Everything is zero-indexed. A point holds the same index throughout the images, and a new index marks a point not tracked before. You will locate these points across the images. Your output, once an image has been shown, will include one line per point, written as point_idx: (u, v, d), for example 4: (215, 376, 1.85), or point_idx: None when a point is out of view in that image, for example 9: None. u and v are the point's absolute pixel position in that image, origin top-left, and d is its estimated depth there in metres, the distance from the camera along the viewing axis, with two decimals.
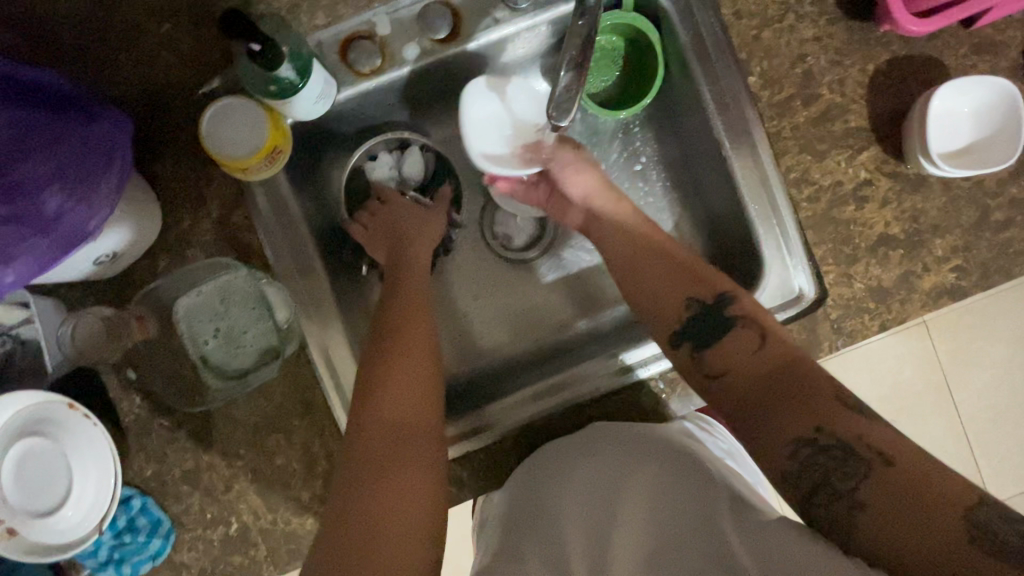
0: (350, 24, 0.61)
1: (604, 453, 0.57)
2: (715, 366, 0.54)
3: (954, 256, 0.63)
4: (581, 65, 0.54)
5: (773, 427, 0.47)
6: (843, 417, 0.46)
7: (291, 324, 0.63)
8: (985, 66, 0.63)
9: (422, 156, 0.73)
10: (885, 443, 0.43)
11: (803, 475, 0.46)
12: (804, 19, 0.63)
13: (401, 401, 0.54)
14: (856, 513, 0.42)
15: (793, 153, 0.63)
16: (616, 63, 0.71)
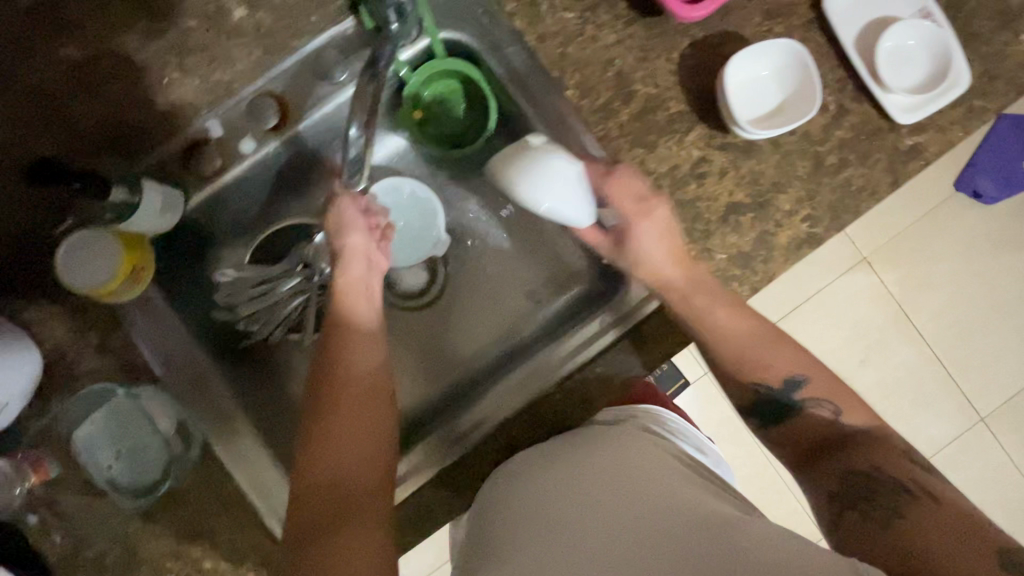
0: (184, 134, 0.63)
1: (572, 463, 0.54)
2: (794, 426, 0.62)
3: (801, 207, 0.66)
4: (370, 129, 0.58)
5: (845, 459, 0.58)
6: (816, 403, 0.61)
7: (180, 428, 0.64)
8: (780, 28, 0.67)
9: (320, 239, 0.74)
10: (843, 401, 0.61)
11: (851, 493, 0.56)
12: (602, 28, 0.66)
13: (358, 414, 0.57)
14: (892, 523, 0.52)
15: (626, 150, 0.66)
16: (459, 102, 0.73)
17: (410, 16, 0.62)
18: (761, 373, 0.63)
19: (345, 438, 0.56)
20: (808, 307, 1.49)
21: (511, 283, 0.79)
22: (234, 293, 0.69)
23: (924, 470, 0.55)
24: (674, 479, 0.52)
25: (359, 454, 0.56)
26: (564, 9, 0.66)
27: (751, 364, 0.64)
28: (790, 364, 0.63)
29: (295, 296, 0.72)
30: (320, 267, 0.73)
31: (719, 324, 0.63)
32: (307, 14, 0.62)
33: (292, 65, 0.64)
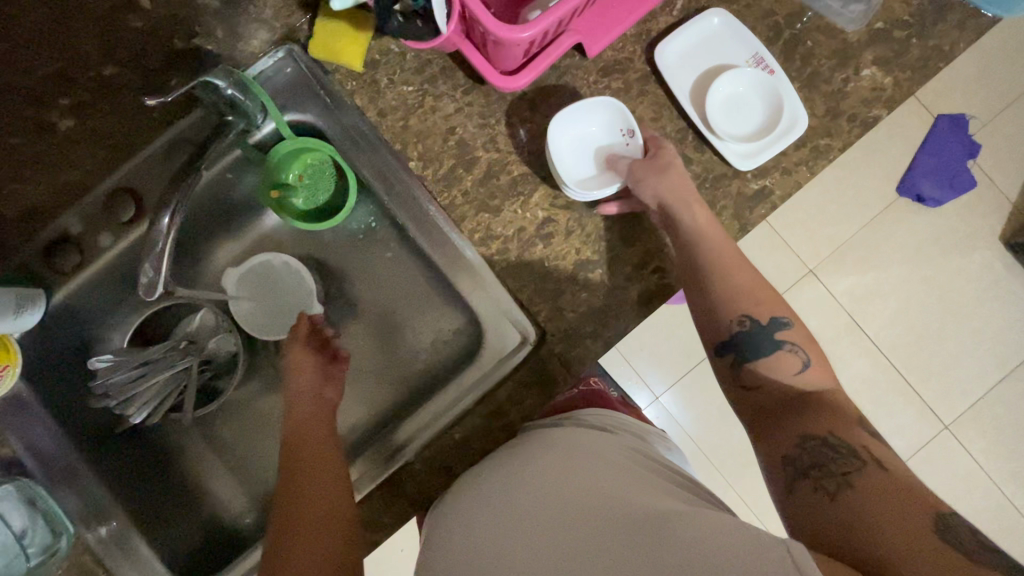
0: (43, 234, 0.66)
1: (511, 466, 0.52)
2: (752, 377, 0.59)
3: (649, 259, 0.66)
4: (168, 233, 0.58)
5: (792, 424, 0.53)
6: (791, 348, 0.59)
7: (56, 523, 0.66)
8: (617, 84, 0.68)
9: (205, 317, 0.78)
10: (811, 351, 0.59)
11: (801, 456, 0.50)
12: (442, 98, 0.68)
13: (314, 471, 0.59)
14: (841, 489, 0.46)
15: (471, 216, 0.67)
16: (328, 173, 0.73)
17: (243, 104, 0.64)
18: (756, 312, 0.60)
19: (311, 496, 0.57)
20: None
21: (393, 344, 0.80)
22: (112, 379, 0.70)
23: (867, 431, 0.51)
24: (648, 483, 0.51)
25: (315, 518, 0.55)
26: (403, 83, 0.68)
27: (746, 301, 0.61)
28: (765, 308, 0.61)
29: (177, 375, 0.75)
30: (204, 343, 0.77)
31: (720, 262, 0.62)
32: (147, 113, 0.64)
33: (138, 160, 0.66)
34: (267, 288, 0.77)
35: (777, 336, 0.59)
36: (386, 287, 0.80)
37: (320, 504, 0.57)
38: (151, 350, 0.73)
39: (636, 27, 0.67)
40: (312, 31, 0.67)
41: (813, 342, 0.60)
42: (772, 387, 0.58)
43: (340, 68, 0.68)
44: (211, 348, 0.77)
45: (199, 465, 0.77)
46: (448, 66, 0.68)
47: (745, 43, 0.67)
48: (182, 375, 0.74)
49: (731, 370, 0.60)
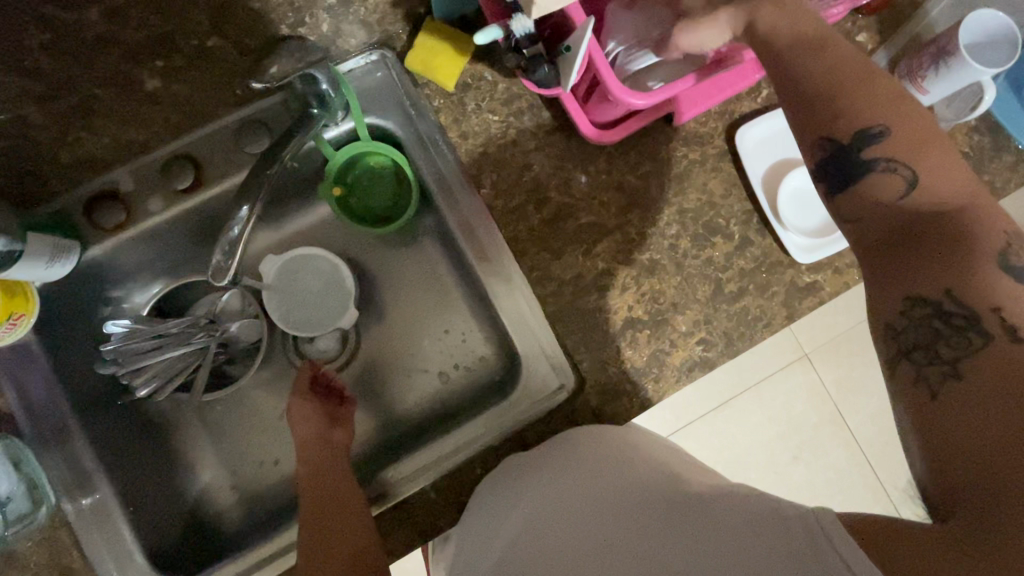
0: (92, 185, 0.63)
1: (538, 474, 0.56)
2: (848, 205, 0.49)
3: (698, 329, 0.67)
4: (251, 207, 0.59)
5: (908, 271, 0.44)
6: (888, 165, 0.46)
7: (36, 492, 0.60)
8: (694, 155, 0.70)
9: (236, 298, 0.75)
10: (928, 158, 0.45)
11: (910, 335, 0.43)
12: (524, 133, 0.68)
13: (331, 496, 0.61)
14: (948, 384, 0.40)
15: (531, 253, 0.67)
16: (389, 179, 0.74)
17: (332, 101, 0.63)
18: (839, 132, 0.48)
19: (329, 519, 0.59)
20: (748, 395, 1.44)
21: (419, 360, 0.78)
22: (125, 345, 0.67)
23: (1009, 284, 0.41)
24: (693, 474, 0.55)
25: (339, 536, 0.57)
26: (490, 111, 0.68)
27: (829, 119, 0.48)
28: (864, 118, 0.47)
29: (193, 352, 0.72)
30: (227, 324, 0.74)
31: (822, 91, 0.49)
32: (231, 88, 0.64)
33: (207, 131, 0.64)
34: (300, 289, 0.75)
35: (868, 154, 0.47)
36: (424, 303, 0.79)
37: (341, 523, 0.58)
38: (171, 322, 0.70)
39: (721, 107, 0.70)
40: (411, 42, 0.67)
41: (950, 157, 0.45)
42: (874, 202, 0.47)
43: (431, 84, 0.68)
44: (233, 333, 0.74)
45: (196, 451, 0.73)
46: (536, 104, 0.69)
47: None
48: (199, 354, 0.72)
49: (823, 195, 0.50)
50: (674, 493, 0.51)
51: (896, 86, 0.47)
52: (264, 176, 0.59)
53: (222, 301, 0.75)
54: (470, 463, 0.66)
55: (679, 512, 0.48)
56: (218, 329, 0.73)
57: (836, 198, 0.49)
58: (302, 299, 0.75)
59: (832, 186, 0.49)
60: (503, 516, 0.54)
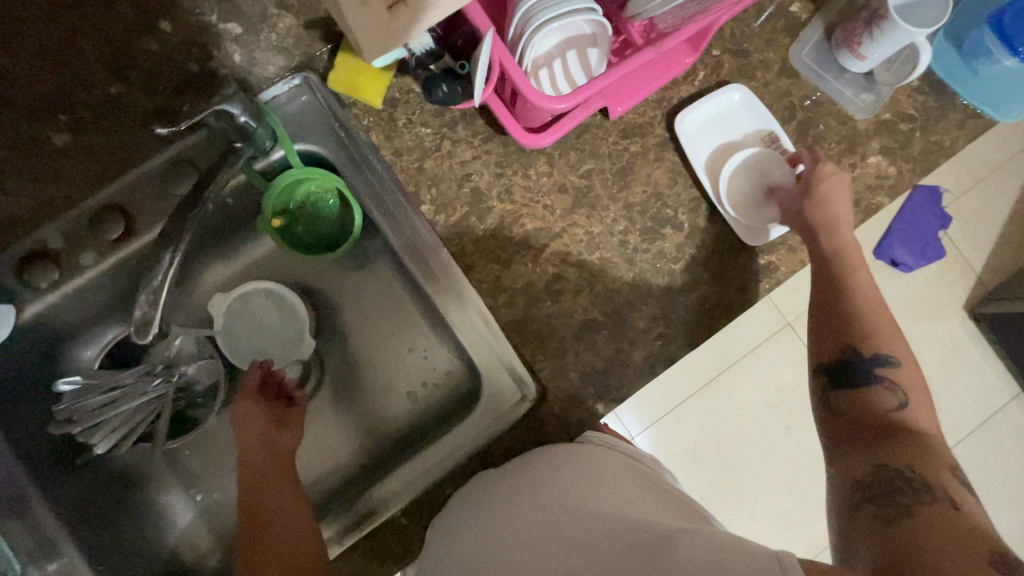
0: (20, 245, 0.61)
1: (507, 492, 0.57)
2: (843, 403, 0.61)
3: (656, 325, 0.66)
4: (173, 245, 0.58)
5: (893, 457, 0.54)
6: (889, 383, 0.60)
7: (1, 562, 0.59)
8: (636, 147, 0.68)
9: (190, 341, 0.73)
10: (912, 394, 0.60)
11: (874, 485, 0.52)
12: (459, 143, 0.67)
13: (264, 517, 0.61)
14: (900, 516, 0.48)
15: (480, 266, 0.66)
16: (330, 205, 0.71)
17: (255, 132, 0.62)
18: (859, 344, 0.62)
19: (266, 546, 0.59)
20: (735, 369, 1.45)
21: (386, 383, 0.77)
22: (76, 403, 0.66)
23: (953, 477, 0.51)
24: (650, 500, 0.55)
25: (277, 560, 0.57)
26: (422, 125, 0.67)
27: (863, 332, 0.63)
28: (841, 281, 0.66)
29: (150, 402, 0.70)
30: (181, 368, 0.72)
31: (875, 291, 0.66)
32: (150, 129, 0.62)
33: (130, 177, 0.62)
34: (253, 324, 0.74)
35: (878, 371, 0.61)
36: (383, 324, 0.78)
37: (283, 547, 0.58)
38: (122, 375, 0.68)
39: (658, 94, 0.69)
40: (331, 63, 0.65)
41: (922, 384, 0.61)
42: (873, 409, 0.59)
43: (358, 103, 0.66)
44: (190, 375, 0.72)
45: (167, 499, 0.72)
46: (469, 112, 0.67)
47: (761, 120, 0.70)
48: (155, 403, 0.70)
49: (823, 390, 0.63)
50: (625, 519, 0.51)
51: (867, 304, 0.65)
52: (186, 219, 0.58)
53: (176, 346, 0.73)
54: (441, 483, 0.65)
55: (629, 538, 0.49)
56: (174, 377, 0.71)
57: (852, 391, 0.61)
58: (257, 335, 0.74)
59: (839, 381, 0.62)
60: (462, 543, 0.54)
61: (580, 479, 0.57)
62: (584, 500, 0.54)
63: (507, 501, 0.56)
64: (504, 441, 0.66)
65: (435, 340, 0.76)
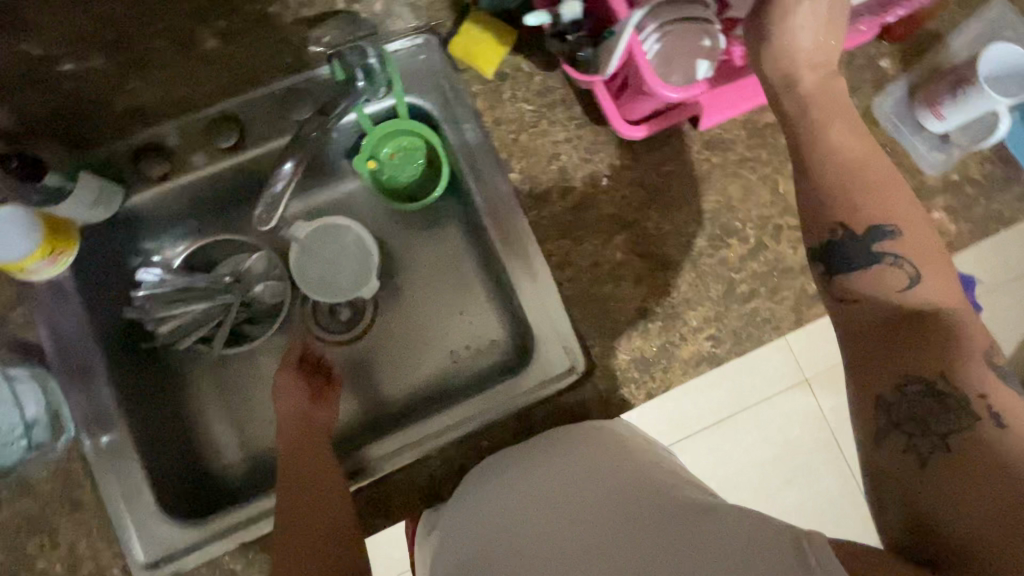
0: (142, 136, 0.67)
1: (540, 458, 0.59)
2: (849, 288, 0.53)
3: (707, 326, 0.69)
4: (298, 160, 0.63)
5: (890, 365, 0.47)
6: (894, 259, 0.50)
7: (47, 417, 0.63)
8: (717, 159, 0.72)
9: (263, 262, 0.77)
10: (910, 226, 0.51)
11: (899, 409, 0.45)
12: (555, 124, 0.71)
13: (304, 476, 0.61)
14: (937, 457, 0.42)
15: (554, 239, 0.70)
16: (419, 160, 0.76)
17: (377, 75, 0.67)
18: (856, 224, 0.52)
19: (309, 503, 0.58)
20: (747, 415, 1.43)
21: (434, 339, 0.80)
22: (155, 293, 0.71)
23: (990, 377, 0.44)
24: (681, 478, 0.57)
25: (325, 502, 0.59)
26: (524, 101, 0.72)
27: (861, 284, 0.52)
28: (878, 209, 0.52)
29: (215, 309, 0.74)
30: (250, 285, 0.76)
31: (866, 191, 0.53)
32: (281, 55, 0.68)
33: (254, 96, 0.68)
34: (326, 259, 0.77)
35: (876, 248, 0.51)
36: (440, 283, 0.81)
37: (320, 498, 0.59)
38: (200, 278, 0.73)
39: (746, 115, 0.73)
40: (454, 31, 0.71)
41: (936, 253, 0.51)
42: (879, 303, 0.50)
43: (472, 70, 0.71)
44: (257, 293, 0.77)
45: (206, 406, 0.74)
46: (570, 98, 0.72)
47: None
48: (223, 311, 0.74)
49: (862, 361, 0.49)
50: (631, 486, 0.54)
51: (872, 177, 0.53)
52: (308, 138, 0.63)
53: (248, 263, 0.77)
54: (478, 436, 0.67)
55: (652, 507, 0.51)
56: (242, 293, 0.75)
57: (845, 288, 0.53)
58: (331, 274, 0.77)
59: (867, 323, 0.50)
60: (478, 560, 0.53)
61: (617, 452, 0.58)
62: (619, 469, 0.56)
63: (539, 467, 0.58)
64: (545, 408, 0.68)
65: (486, 304, 0.80)
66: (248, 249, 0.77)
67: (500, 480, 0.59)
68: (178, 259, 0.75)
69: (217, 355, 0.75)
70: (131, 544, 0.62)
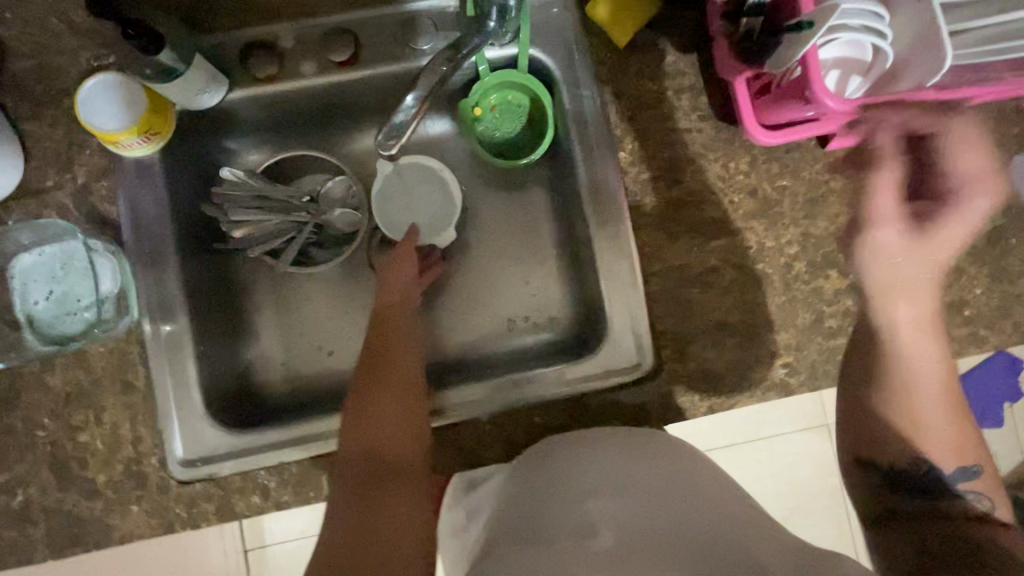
0: (258, 34, 0.64)
1: (635, 450, 0.55)
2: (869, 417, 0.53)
3: (785, 353, 0.66)
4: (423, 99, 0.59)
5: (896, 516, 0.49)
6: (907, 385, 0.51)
7: (116, 297, 0.63)
8: (836, 184, 0.68)
9: (345, 189, 0.75)
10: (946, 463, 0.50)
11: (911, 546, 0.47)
12: (677, 111, 0.67)
13: (386, 390, 0.59)
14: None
15: (651, 229, 0.67)
16: (518, 117, 0.74)
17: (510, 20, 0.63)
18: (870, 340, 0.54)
19: (373, 414, 0.57)
20: (761, 446, 1.41)
21: (496, 303, 0.78)
22: (232, 195, 0.68)
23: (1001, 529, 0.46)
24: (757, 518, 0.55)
25: (398, 434, 0.56)
26: (650, 79, 0.67)
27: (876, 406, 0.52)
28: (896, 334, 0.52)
29: (289, 224, 0.72)
30: (327, 208, 0.74)
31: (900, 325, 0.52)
32: None
33: (378, 17, 0.65)
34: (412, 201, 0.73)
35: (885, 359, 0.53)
36: (514, 248, 0.78)
37: (396, 427, 0.57)
38: (280, 188, 0.71)
39: None
40: None
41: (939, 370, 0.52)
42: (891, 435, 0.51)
43: (604, 35, 0.67)
44: (331, 218, 0.74)
45: (258, 318, 0.74)
46: (698, 86, 0.68)
47: None
48: (297, 228, 0.72)
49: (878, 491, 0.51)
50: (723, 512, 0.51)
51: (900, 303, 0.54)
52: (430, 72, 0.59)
53: (331, 185, 0.74)
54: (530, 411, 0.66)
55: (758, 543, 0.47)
56: (320, 215, 0.73)
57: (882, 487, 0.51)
58: (409, 212, 0.73)
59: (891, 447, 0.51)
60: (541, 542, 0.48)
61: (709, 482, 0.55)
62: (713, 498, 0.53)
63: (634, 458, 0.54)
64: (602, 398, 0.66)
65: (555, 278, 0.77)
66: (331, 171, 0.75)
67: (587, 457, 0.55)
68: (261, 165, 0.73)
69: (282, 272, 0.74)
70: (171, 437, 0.62)
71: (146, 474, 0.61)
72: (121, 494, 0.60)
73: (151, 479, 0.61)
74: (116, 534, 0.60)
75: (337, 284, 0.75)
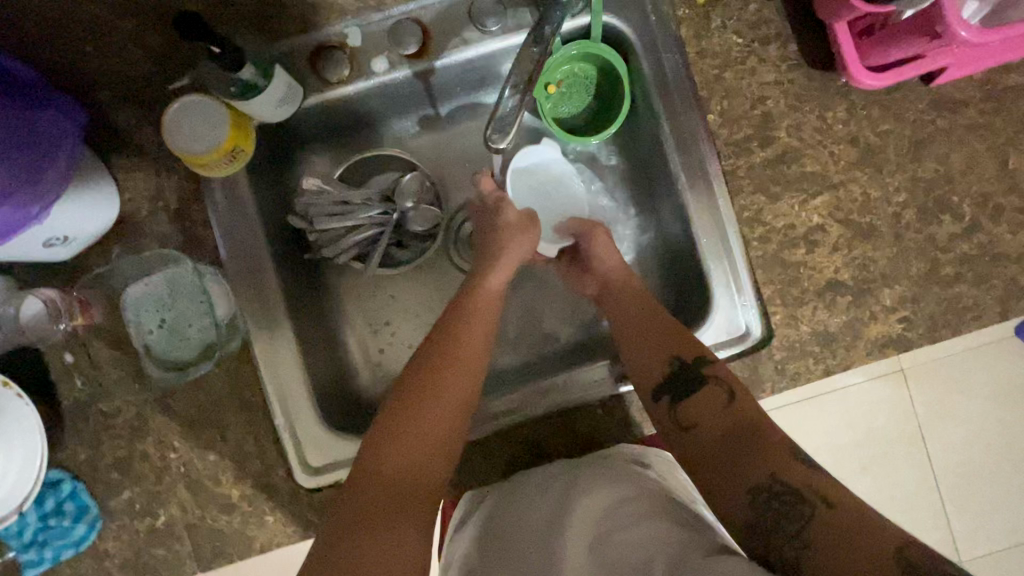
0: (326, 34, 0.62)
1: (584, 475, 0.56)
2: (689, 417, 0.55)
3: (901, 306, 0.63)
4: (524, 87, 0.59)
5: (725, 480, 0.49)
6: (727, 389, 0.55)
7: (230, 320, 0.65)
8: (943, 122, 0.64)
9: (420, 183, 0.71)
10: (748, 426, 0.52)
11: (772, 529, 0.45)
12: (766, 63, 0.64)
13: (450, 384, 0.54)
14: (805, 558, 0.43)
15: (748, 193, 0.64)
16: (587, 90, 0.71)
17: None
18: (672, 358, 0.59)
19: (430, 415, 0.52)
20: None
21: None
22: (313, 203, 0.68)
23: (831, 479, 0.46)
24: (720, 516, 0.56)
25: (436, 436, 0.52)
26: (734, 33, 0.64)
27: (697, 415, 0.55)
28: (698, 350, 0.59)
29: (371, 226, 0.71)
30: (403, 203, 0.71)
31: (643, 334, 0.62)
32: None
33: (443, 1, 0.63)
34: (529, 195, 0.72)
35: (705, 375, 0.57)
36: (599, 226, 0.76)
37: (440, 424, 0.52)
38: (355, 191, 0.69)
39: (985, 73, 0.64)
40: None
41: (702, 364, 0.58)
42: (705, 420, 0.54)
43: None
44: (409, 214, 0.71)
45: (349, 324, 0.74)
46: (786, 34, 0.64)
47: None
48: (378, 228, 0.70)
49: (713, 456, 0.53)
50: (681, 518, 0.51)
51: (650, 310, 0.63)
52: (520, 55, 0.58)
53: (404, 180, 0.71)
54: None
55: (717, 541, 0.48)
56: (398, 211, 0.70)
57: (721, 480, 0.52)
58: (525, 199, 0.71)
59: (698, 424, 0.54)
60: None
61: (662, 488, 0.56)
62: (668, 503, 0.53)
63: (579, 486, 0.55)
64: None
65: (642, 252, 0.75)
66: (404, 168, 0.73)
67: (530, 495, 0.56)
68: (337, 171, 0.72)
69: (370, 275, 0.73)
70: (290, 449, 0.62)
71: (275, 485, 0.62)
72: (254, 506, 0.62)
73: (281, 490, 0.62)
74: (256, 543, 0.62)
75: (422, 281, 0.75)
